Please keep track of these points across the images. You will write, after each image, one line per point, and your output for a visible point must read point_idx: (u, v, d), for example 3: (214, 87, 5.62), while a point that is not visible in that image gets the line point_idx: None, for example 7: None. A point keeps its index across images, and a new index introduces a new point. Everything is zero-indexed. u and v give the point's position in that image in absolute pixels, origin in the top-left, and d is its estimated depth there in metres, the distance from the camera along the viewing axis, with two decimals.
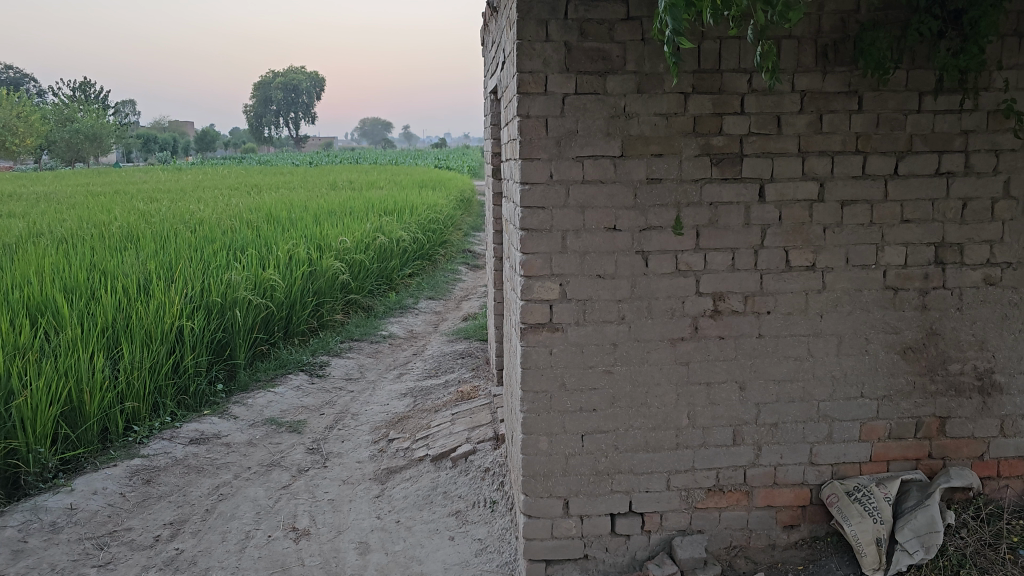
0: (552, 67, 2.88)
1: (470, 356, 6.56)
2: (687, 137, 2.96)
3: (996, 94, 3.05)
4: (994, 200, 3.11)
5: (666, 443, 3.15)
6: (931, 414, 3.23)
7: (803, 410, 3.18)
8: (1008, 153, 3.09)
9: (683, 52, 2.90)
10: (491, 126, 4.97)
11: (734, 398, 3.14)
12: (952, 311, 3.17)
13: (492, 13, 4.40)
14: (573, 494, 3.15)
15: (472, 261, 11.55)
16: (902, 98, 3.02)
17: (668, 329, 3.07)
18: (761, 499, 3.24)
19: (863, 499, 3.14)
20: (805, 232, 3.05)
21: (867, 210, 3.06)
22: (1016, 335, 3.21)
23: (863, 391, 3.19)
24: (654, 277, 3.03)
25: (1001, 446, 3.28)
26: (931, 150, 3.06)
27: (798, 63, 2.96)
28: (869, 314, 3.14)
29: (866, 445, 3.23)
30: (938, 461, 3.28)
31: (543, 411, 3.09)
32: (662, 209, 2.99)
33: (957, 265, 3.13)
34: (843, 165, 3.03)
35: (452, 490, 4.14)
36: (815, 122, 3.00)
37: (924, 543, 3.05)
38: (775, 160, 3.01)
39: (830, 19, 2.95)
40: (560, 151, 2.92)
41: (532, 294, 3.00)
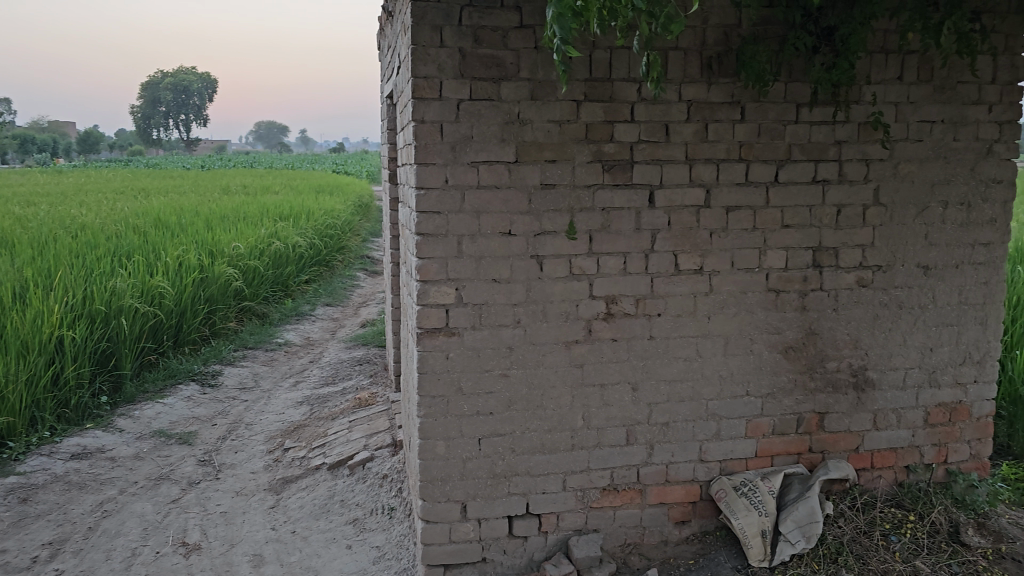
0: (446, 72, 2.89)
1: (369, 361, 6.50)
2: (579, 144, 3.02)
3: (866, 107, 3.24)
4: (865, 207, 3.30)
5: (561, 445, 3.20)
6: (810, 410, 3.40)
7: (692, 409, 3.28)
8: (878, 162, 3.28)
9: (575, 60, 2.96)
10: (387, 131, 4.94)
11: (627, 398, 3.22)
12: (828, 311, 3.34)
13: (387, 17, 4.37)
14: (471, 498, 3.16)
15: (370, 267, 11.42)
16: (781, 110, 3.17)
17: (563, 331, 3.12)
18: (653, 496, 3.32)
19: (749, 493, 3.27)
20: (693, 238, 3.17)
21: (750, 216, 3.20)
22: (887, 333, 3.41)
23: (748, 389, 3.32)
24: (548, 281, 3.08)
25: (874, 439, 3.48)
26: (808, 159, 3.22)
27: (684, 73, 3.07)
28: (753, 316, 3.27)
29: (751, 442, 3.37)
30: (817, 455, 3.45)
31: (440, 416, 3.08)
32: (555, 214, 3.04)
33: (833, 268, 3.31)
34: (727, 173, 3.16)
35: (349, 498, 4.08)
36: (701, 131, 3.12)
37: (805, 533, 3.19)
38: (663, 167, 3.11)
39: (714, 32, 3.07)
40: (454, 156, 2.93)
41: (429, 299, 3.00)
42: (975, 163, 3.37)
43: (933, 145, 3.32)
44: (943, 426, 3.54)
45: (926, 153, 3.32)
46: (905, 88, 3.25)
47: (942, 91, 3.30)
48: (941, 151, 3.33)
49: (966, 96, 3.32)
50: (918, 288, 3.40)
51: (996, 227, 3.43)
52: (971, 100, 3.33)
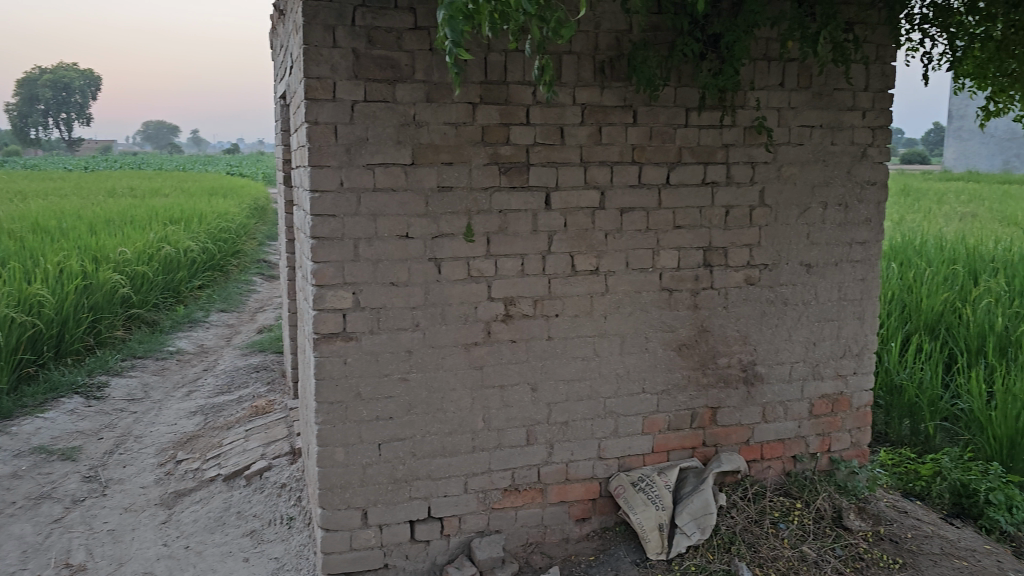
0: (339, 73, 2.84)
1: (266, 368, 6.34)
2: (475, 146, 3.02)
3: (751, 112, 3.37)
4: (752, 207, 3.43)
5: (462, 447, 3.19)
6: (703, 405, 3.51)
7: (590, 407, 3.34)
8: (763, 164, 3.42)
9: (469, 62, 2.96)
10: (280, 132, 4.82)
11: (526, 399, 3.25)
12: (719, 309, 3.45)
13: (279, 15, 4.26)
14: (372, 504, 3.12)
15: (266, 272, 11.14)
16: (671, 113, 3.26)
17: (461, 334, 3.12)
18: (553, 495, 3.36)
19: (646, 489, 3.35)
20: (589, 239, 3.22)
21: (643, 217, 3.28)
22: (774, 329, 3.55)
23: (644, 386, 3.40)
24: (447, 283, 3.07)
25: (763, 431, 3.62)
26: (697, 162, 3.33)
27: (578, 77, 3.12)
28: (648, 314, 3.35)
29: (648, 438, 3.45)
30: (710, 448, 3.56)
31: (338, 422, 3.03)
32: (453, 217, 3.03)
33: (723, 267, 3.42)
34: (620, 175, 3.23)
35: (245, 509, 3.97)
36: (595, 134, 3.17)
37: (700, 525, 3.30)
38: (559, 170, 3.14)
39: (606, 37, 3.12)
40: (349, 158, 2.89)
41: (325, 304, 2.94)
42: (851, 166, 3.55)
43: (813, 149, 3.48)
44: (827, 416, 3.72)
45: (807, 157, 3.48)
46: (787, 94, 3.40)
47: (821, 97, 3.46)
48: (820, 155, 3.49)
49: (842, 102, 3.50)
50: (802, 285, 3.56)
51: (872, 226, 3.61)
52: (846, 106, 3.51)
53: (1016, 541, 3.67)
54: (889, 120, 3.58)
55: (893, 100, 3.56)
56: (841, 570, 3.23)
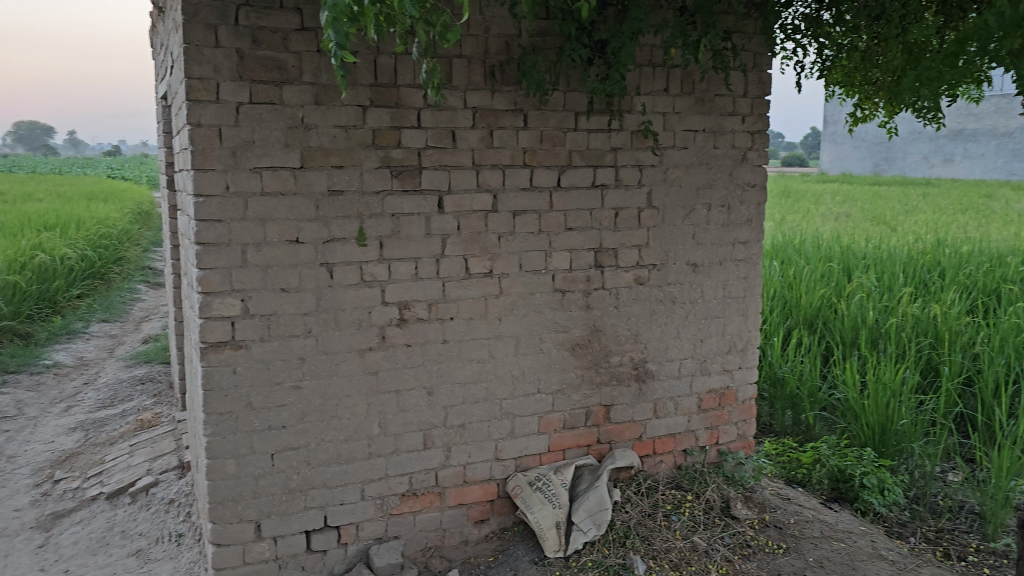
0: (223, 74, 2.76)
1: (152, 380, 6.09)
2: (366, 149, 2.99)
3: (637, 116, 3.46)
4: (640, 209, 3.53)
5: (358, 454, 3.15)
6: (597, 403, 3.58)
7: (486, 409, 3.35)
8: (650, 167, 3.52)
9: (358, 64, 2.93)
10: (163, 134, 4.65)
11: (423, 403, 3.23)
12: (610, 309, 3.53)
13: (158, 12, 4.11)
14: (265, 516, 3.04)
15: (152, 279, 10.71)
16: (561, 117, 3.32)
17: (356, 339, 3.08)
18: (452, 498, 3.36)
19: (543, 488, 3.39)
20: (482, 241, 3.24)
21: (535, 219, 3.32)
22: (663, 327, 3.65)
23: (539, 387, 3.44)
24: (339, 288, 3.03)
25: (654, 427, 3.72)
26: (587, 165, 3.40)
27: (468, 81, 3.13)
28: (542, 315, 3.39)
29: (544, 437, 3.50)
30: (604, 445, 3.64)
31: (229, 433, 2.94)
32: (344, 221, 2.99)
33: (613, 267, 3.51)
34: (512, 178, 3.26)
35: (130, 528, 3.80)
36: (486, 137, 3.19)
37: (596, 521, 3.36)
38: (451, 173, 3.15)
39: (495, 42, 3.15)
40: (235, 162, 2.81)
41: (212, 312, 2.85)
42: (732, 168, 3.69)
43: (696, 152, 3.60)
44: (714, 410, 3.86)
45: (691, 160, 3.60)
46: (671, 99, 3.51)
47: (703, 102, 3.59)
48: (703, 158, 3.62)
49: (723, 108, 3.64)
50: (688, 284, 3.68)
51: (752, 226, 3.77)
52: (727, 111, 3.65)
53: (888, 521, 3.90)
54: (767, 126, 3.75)
55: (769, 106, 3.73)
56: (730, 557, 3.35)
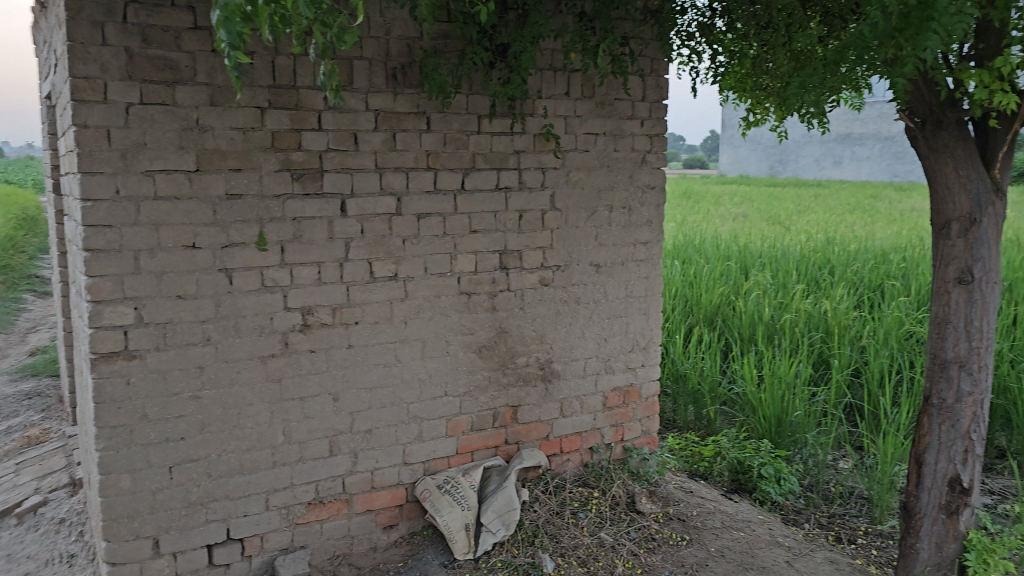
0: (111, 73, 2.65)
1: (40, 394, 5.79)
2: (265, 152, 2.93)
3: (540, 120, 3.51)
4: (543, 212, 3.57)
5: (262, 464, 3.08)
6: (504, 404, 3.61)
7: (393, 414, 3.33)
8: (553, 170, 3.57)
9: (255, 65, 2.87)
10: (47, 136, 4.44)
11: (328, 409, 3.18)
12: (516, 310, 3.56)
13: (40, 8, 3.92)
14: (164, 531, 2.93)
15: (39, 288, 10.19)
16: (464, 120, 3.33)
17: (257, 346, 3.01)
18: (359, 504, 3.32)
19: (452, 490, 3.39)
20: (386, 245, 3.21)
21: (440, 222, 3.32)
22: (568, 327, 3.71)
23: (446, 390, 3.44)
24: (239, 294, 2.95)
25: (561, 426, 3.78)
26: (490, 168, 3.42)
27: (370, 83, 3.10)
28: (447, 318, 3.39)
29: (452, 440, 3.50)
30: (512, 446, 3.67)
31: (123, 447, 2.82)
32: (243, 225, 2.92)
33: (518, 269, 3.54)
34: (416, 181, 3.25)
35: (17, 551, 3.60)
36: (389, 140, 3.17)
37: (505, 521, 3.38)
38: (354, 176, 3.11)
39: (397, 44, 3.14)
40: (126, 165, 2.70)
41: (102, 321, 2.73)
42: (632, 171, 3.78)
43: (597, 155, 3.67)
44: (619, 407, 3.95)
45: (592, 163, 3.66)
46: (572, 103, 3.57)
47: (603, 106, 3.67)
48: (604, 161, 3.69)
49: (622, 111, 3.72)
50: (592, 284, 3.74)
51: (652, 228, 3.87)
52: (626, 115, 3.74)
53: (784, 509, 4.07)
54: (664, 129, 3.85)
55: (667, 110, 3.84)
56: (635, 551, 3.43)
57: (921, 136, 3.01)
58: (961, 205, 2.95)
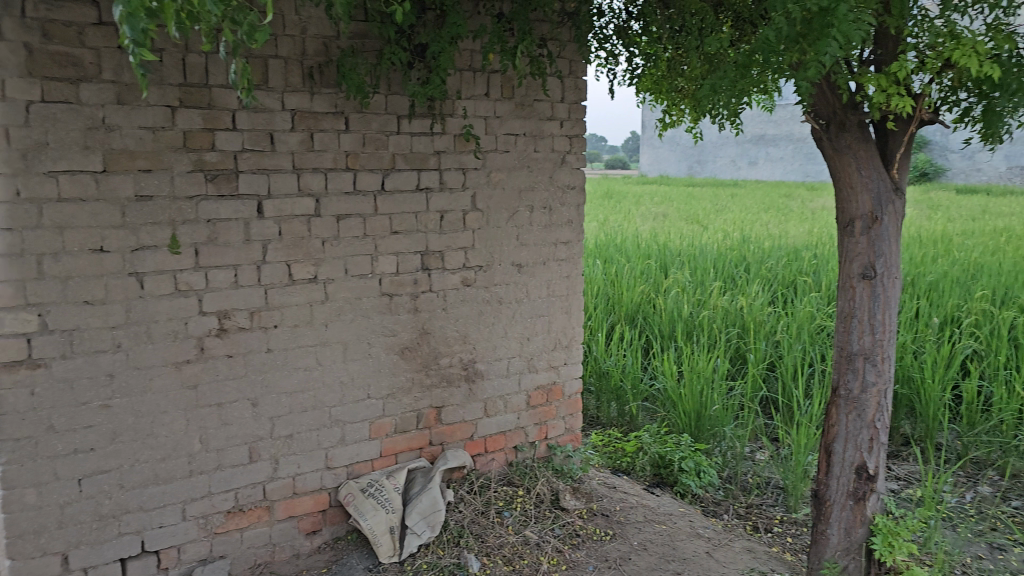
0: (9, 69, 2.53)
1: None
2: (177, 152, 2.85)
3: (459, 120, 3.51)
4: (465, 212, 3.58)
5: (178, 473, 2.99)
6: (428, 406, 3.60)
7: (315, 418, 3.28)
8: (473, 171, 3.58)
9: (165, 63, 2.79)
10: None
11: (247, 415, 3.11)
12: (438, 311, 3.55)
13: None
14: (73, 547, 2.81)
15: None
16: (383, 121, 3.30)
17: (171, 352, 2.92)
18: (281, 511, 3.26)
19: (376, 493, 3.35)
20: (305, 247, 3.16)
21: (360, 223, 3.29)
22: (491, 327, 3.72)
23: (369, 392, 3.41)
24: (151, 299, 2.86)
25: (485, 426, 3.79)
26: (411, 169, 3.40)
27: (286, 82, 3.05)
28: (369, 320, 3.36)
29: (375, 443, 3.47)
30: (436, 447, 3.67)
31: (27, 460, 2.69)
32: (155, 228, 2.83)
33: (440, 270, 3.53)
34: (335, 182, 3.21)
35: None
36: (306, 140, 3.12)
37: (430, 522, 3.38)
38: (271, 177, 3.06)
39: (313, 43, 3.09)
40: (27, 165, 2.58)
41: (3, 329, 2.61)
42: (553, 171, 3.81)
43: (518, 156, 3.70)
44: (542, 406, 3.98)
45: (513, 163, 3.68)
46: (491, 104, 3.59)
47: (522, 107, 3.70)
48: (525, 162, 3.72)
49: (542, 112, 3.76)
50: (514, 284, 3.76)
51: (573, 227, 3.91)
52: (546, 116, 3.78)
53: (704, 501, 4.19)
54: (583, 130, 3.91)
55: (585, 111, 3.90)
56: (560, 547, 3.46)
57: (825, 138, 3.12)
58: (863, 204, 3.07)
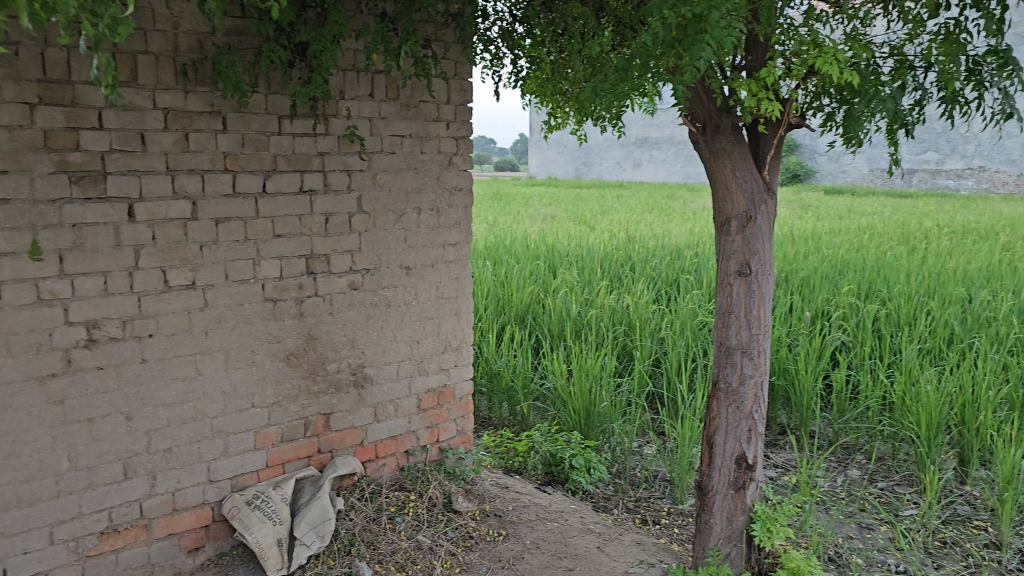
0: None
1: None
2: (37, 153, 2.67)
3: (343, 121, 3.45)
4: (350, 214, 3.51)
5: (44, 494, 2.81)
6: (315, 413, 3.51)
7: (195, 430, 3.15)
8: (359, 172, 3.52)
9: (21, 57, 2.61)
10: None
11: (120, 430, 2.95)
12: (325, 316, 3.48)
13: None
14: None
15: None
16: (263, 121, 3.21)
17: (34, 366, 2.74)
18: (160, 529, 3.11)
19: (262, 505, 3.25)
20: (181, 252, 3.03)
21: (240, 226, 3.18)
22: (379, 331, 3.67)
23: (253, 402, 3.30)
24: (10, 309, 2.67)
25: (375, 431, 3.74)
26: (293, 170, 3.32)
27: (157, 80, 2.91)
28: (252, 327, 3.25)
29: (260, 453, 3.36)
30: (325, 455, 3.59)
31: None
32: (13, 233, 2.65)
33: (326, 274, 3.46)
34: (213, 184, 3.08)
35: None
36: (181, 140, 2.99)
37: (319, 532, 3.29)
38: (142, 179, 2.91)
39: (186, 39, 2.97)
40: None
41: None
42: (440, 173, 3.80)
43: (404, 157, 3.66)
44: (433, 409, 3.96)
45: (399, 164, 3.65)
46: (376, 104, 3.55)
47: (408, 108, 3.67)
48: (411, 163, 3.69)
49: (428, 114, 3.74)
50: (402, 287, 3.72)
51: (461, 229, 3.90)
52: (431, 117, 3.76)
53: (594, 497, 4.27)
54: (469, 132, 3.91)
55: (471, 113, 3.90)
56: (453, 551, 3.45)
57: (702, 140, 3.21)
58: (738, 203, 3.19)
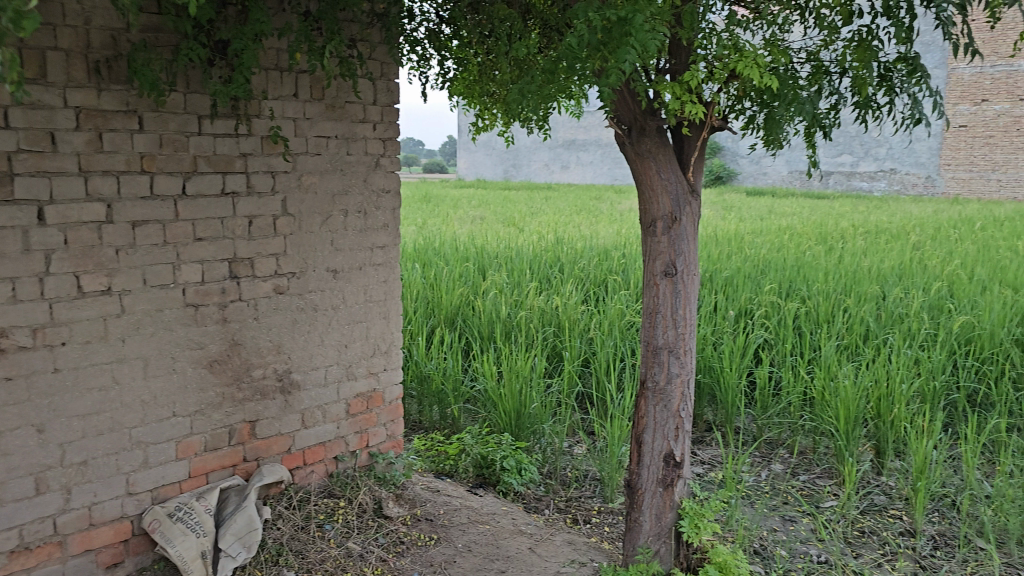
0: None
1: None
2: None
3: (266, 122, 3.38)
4: (275, 217, 3.44)
5: None
6: (240, 421, 3.43)
7: (113, 441, 3.03)
8: (283, 174, 3.45)
9: None
10: None
11: (32, 443, 2.82)
12: (249, 321, 3.40)
13: None
14: None
15: None
16: (182, 120, 3.11)
17: None
18: (75, 545, 2.98)
19: (185, 517, 3.14)
20: (96, 256, 2.91)
21: (159, 230, 3.07)
22: (306, 336, 3.60)
23: (175, 410, 3.20)
24: None
25: (303, 437, 3.67)
26: (214, 172, 3.23)
27: (68, 77, 2.80)
28: (172, 333, 3.15)
29: (183, 463, 3.26)
30: (251, 463, 3.50)
31: None
32: None
33: (250, 278, 3.38)
34: (129, 186, 2.97)
35: None
36: (94, 140, 2.87)
37: (245, 543, 3.21)
38: (53, 180, 2.78)
39: (99, 35, 2.86)
40: None
41: None
42: (366, 174, 3.75)
43: (329, 158, 3.60)
44: (362, 414, 3.91)
45: (325, 166, 3.59)
46: (300, 105, 3.49)
47: (333, 109, 3.62)
48: (337, 164, 3.64)
49: (353, 115, 3.69)
50: (329, 291, 3.66)
51: (389, 231, 3.86)
52: (358, 118, 3.71)
53: (525, 498, 4.29)
54: (396, 134, 3.88)
55: (397, 114, 3.87)
56: (384, 556, 3.41)
57: (627, 142, 3.25)
58: (663, 204, 3.24)
